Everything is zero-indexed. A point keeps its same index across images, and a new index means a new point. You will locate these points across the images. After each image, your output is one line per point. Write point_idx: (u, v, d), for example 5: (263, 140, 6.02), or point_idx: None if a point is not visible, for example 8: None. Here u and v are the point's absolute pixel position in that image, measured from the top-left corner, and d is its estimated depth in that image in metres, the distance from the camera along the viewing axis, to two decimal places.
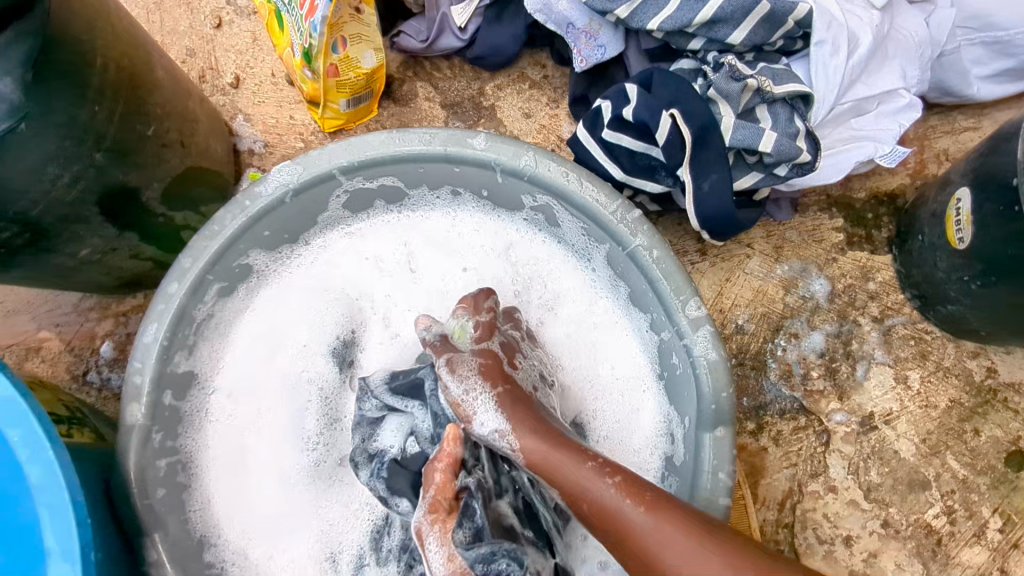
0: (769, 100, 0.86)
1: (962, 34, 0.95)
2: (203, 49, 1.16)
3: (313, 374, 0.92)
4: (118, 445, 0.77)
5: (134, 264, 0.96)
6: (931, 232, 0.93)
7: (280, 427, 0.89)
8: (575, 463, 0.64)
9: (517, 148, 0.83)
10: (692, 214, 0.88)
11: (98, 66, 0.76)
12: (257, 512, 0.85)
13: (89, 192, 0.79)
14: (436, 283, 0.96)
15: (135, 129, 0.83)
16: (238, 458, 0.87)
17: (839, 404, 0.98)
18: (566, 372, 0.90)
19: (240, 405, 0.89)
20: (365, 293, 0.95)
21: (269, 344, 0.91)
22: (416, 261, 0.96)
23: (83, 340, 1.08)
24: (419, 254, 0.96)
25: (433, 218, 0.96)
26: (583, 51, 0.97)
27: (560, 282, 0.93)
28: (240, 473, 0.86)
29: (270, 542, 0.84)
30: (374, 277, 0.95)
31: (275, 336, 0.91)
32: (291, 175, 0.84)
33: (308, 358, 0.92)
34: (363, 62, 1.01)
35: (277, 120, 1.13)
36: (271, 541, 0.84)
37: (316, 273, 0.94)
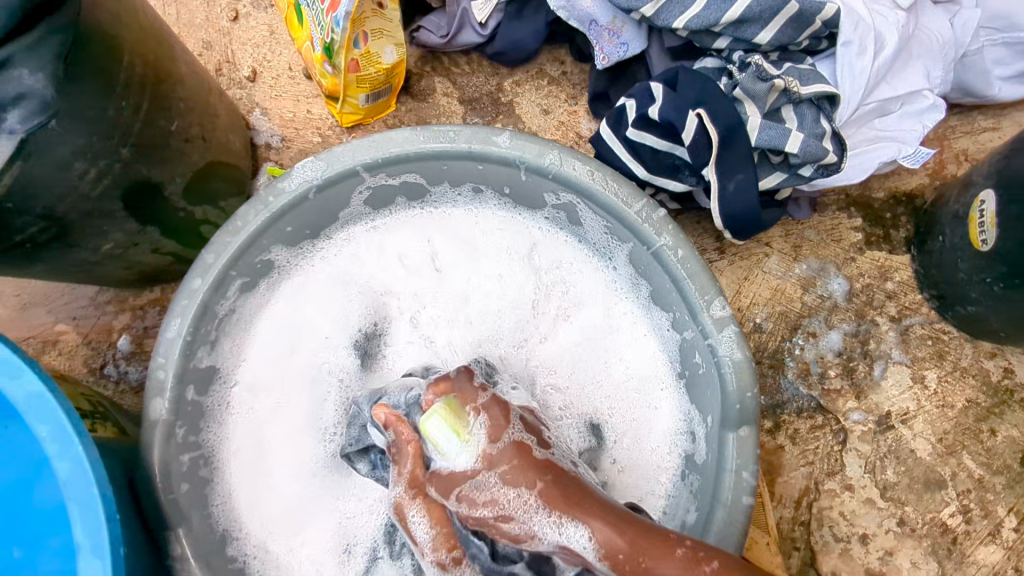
0: (796, 100, 0.86)
1: (986, 34, 0.95)
2: (220, 42, 1.15)
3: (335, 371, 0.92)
4: (143, 440, 0.78)
5: (154, 259, 0.95)
6: (953, 233, 0.93)
7: (301, 422, 0.90)
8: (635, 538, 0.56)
9: (542, 146, 0.83)
10: (716, 213, 0.88)
11: (124, 61, 0.76)
12: (277, 505, 0.85)
13: (113, 186, 0.79)
14: (459, 278, 0.95)
15: (159, 124, 0.83)
16: (259, 452, 0.87)
17: (856, 403, 0.99)
18: (587, 372, 0.89)
19: (260, 399, 0.89)
20: (393, 285, 0.95)
21: (290, 339, 0.91)
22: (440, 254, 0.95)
23: (100, 333, 1.08)
24: (441, 251, 0.95)
25: (455, 214, 0.96)
26: (605, 48, 0.97)
27: (582, 281, 0.93)
28: (262, 465, 0.87)
29: (291, 531, 0.85)
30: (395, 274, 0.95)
31: (296, 331, 0.91)
32: (315, 171, 0.84)
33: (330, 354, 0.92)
34: (384, 57, 1.00)
35: (295, 114, 1.13)
36: (290, 533, 0.85)
37: (337, 269, 0.94)
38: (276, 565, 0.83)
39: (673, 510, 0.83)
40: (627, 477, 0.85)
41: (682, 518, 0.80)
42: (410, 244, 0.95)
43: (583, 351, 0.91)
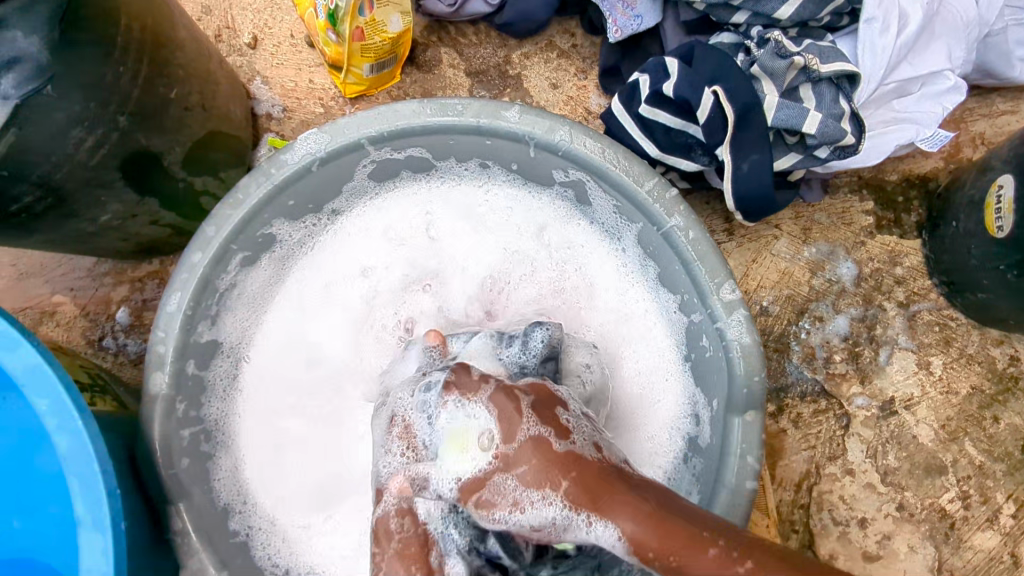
0: (814, 79, 0.84)
1: (1010, 14, 0.92)
2: (219, 6, 1.12)
3: (345, 353, 0.92)
4: (143, 414, 0.77)
5: (153, 230, 0.93)
6: (967, 218, 0.92)
7: (306, 395, 0.90)
8: (676, 509, 0.58)
9: (552, 122, 0.81)
10: (729, 194, 0.86)
11: (122, 25, 0.73)
12: (291, 484, 0.86)
13: (111, 156, 0.77)
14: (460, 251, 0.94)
15: (159, 93, 0.81)
16: (272, 431, 0.88)
17: (860, 388, 0.98)
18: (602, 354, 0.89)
19: (269, 379, 0.89)
20: (392, 260, 0.93)
21: (300, 322, 0.91)
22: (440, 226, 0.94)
23: (98, 305, 1.07)
24: (450, 230, 0.94)
25: (464, 194, 0.94)
26: (618, 20, 0.95)
27: (594, 264, 0.91)
28: (276, 445, 0.87)
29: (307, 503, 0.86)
30: (398, 253, 0.93)
31: (307, 313, 0.91)
32: (319, 143, 0.82)
33: (336, 337, 0.92)
34: (390, 26, 0.97)
35: (296, 84, 1.10)
36: (305, 512, 0.85)
37: (341, 249, 0.93)
38: (284, 538, 0.84)
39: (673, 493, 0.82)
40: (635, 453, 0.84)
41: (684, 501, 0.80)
42: (414, 222, 0.94)
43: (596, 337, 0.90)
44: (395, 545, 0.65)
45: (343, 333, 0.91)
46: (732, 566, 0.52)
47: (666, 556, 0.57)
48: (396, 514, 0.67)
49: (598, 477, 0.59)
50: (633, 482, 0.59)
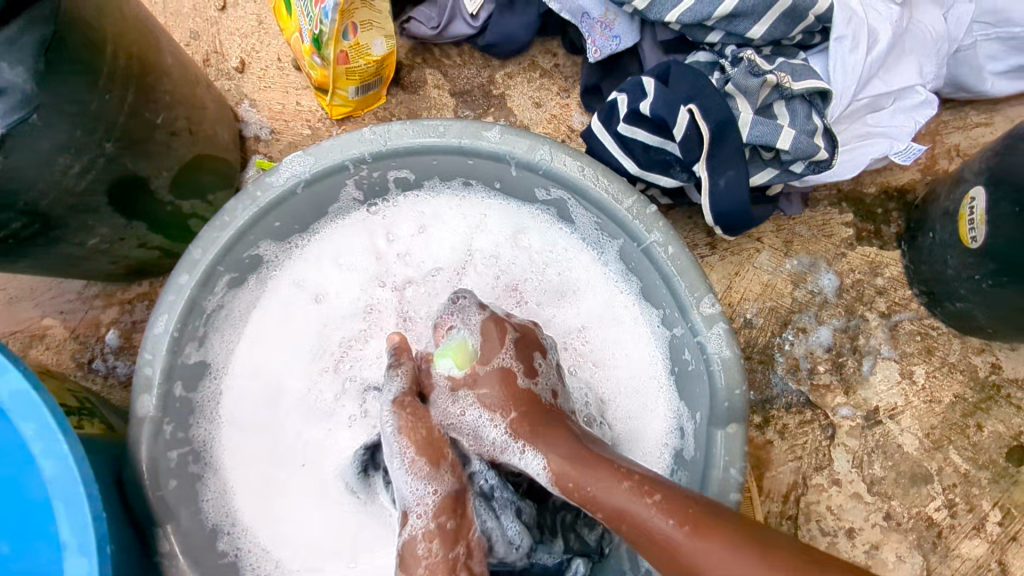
0: (788, 96, 0.86)
1: (980, 29, 0.95)
2: (208, 32, 1.14)
3: (313, 381, 0.92)
4: (131, 437, 0.78)
5: (141, 253, 0.94)
6: (944, 229, 0.93)
7: (284, 420, 0.91)
8: (611, 483, 0.66)
9: (532, 141, 0.82)
10: (706, 209, 0.87)
11: (107, 54, 0.75)
12: (287, 514, 0.87)
13: (98, 181, 0.79)
14: (431, 266, 0.96)
15: (145, 118, 0.82)
16: (257, 466, 0.88)
17: (845, 398, 0.99)
18: (586, 355, 0.91)
19: (243, 410, 0.89)
20: (360, 282, 0.95)
21: (269, 348, 0.92)
22: (401, 242, 0.96)
23: (87, 327, 1.07)
24: (404, 245, 0.96)
25: (414, 212, 0.96)
26: (597, 41, 0.97)
27: (578, 264, 0.93)
28: (265, 477, 0.88)
29: (295, 524, 0.87)
30: (364, 275, 0.95)
31: (274, 346, 0.92)
32: (303, 166, 0.83)
33: (315, 364, 0.93)
34: (374, 49, 0.99)
35: (283, 106, 1.12)
36: (296, 529, 0.87)
37: (310, 271, 0.94)
38: (275, 557, 0.85)
39: None
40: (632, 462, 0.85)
41: None
42: (372, 248, 0.95)
43: (584, 339, 0.92)
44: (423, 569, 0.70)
45: (314, 355, 0.93)
46: (640, 498, 0.64)
47: (617, 517, 0.65)
48: (426, 537, 0.71)
49: (540, 418, 0.75)
50: (581, 458, 0.69)
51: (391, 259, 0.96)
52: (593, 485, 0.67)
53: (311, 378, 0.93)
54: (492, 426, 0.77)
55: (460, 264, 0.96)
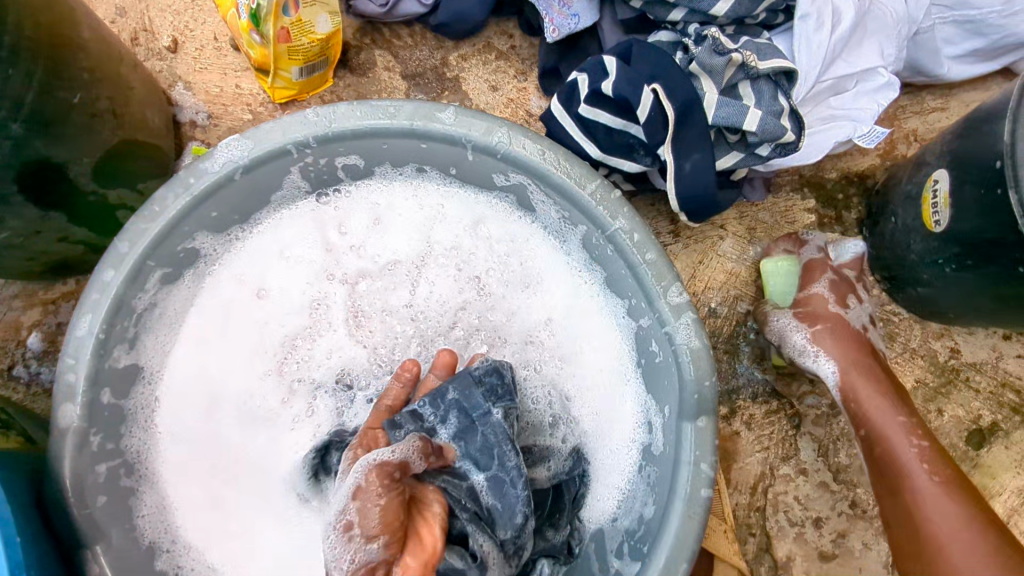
0: (753, 76, 0.82)
1: (937, 12, 0.94)
2: (136, 8, 1.05)
3: (259, 386, 0.86)
4: (52, 450, 0.71)
5: (62, 248, 0.86)
6: (906, 214, 0.92)
7: (228, 426, 0.84)
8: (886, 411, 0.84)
9: (490, 124, 0.77)
10: (672, 195, 0.84)
11: (10, 24, 0.67)
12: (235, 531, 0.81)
13: (6, 167, 0.71)
14: (386, 256, 0.90)
15: (60, 98, 0.74)
16: (198, 482, 0.81)
17: (811, 387, 0.98)
18: (551, 348, 0.87)
19: (182, 417, 0.82)
20: (309, 275, 0.89)
21: (209, 349, 0.85)
22: (353, 233, 0.90)
23: (5, 331, 0.98)
24: (357, 237, 0.90)
25: (367, 202, 0.90)
26: (555, 20, 0.92)
27: (541, 252, 0.89)
28: (210, 491, 0.81)
29: (243, 538, 0.81)
30: (312, 268, 0.89)
31: (215, 348, 0.85)
32: (241, 150, 0.77)
33: (260, 366, 0.86)
34: (318, 27, 0.92)
35: (221, 89, 1.04)
36: (244, 543, 0.80)
37: (254, 266, 0.87)
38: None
39: (628, 504, 0.80)
40: (600, 459, 0.82)
41: (639, 511, 0.78)
42: (319, 240, 0.89)
43: (550, 331, 0.87)
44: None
45: (259, 355, 0.86)
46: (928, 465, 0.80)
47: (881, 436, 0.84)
48: None
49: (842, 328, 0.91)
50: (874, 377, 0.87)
51: (343, 252, 0.89)
52: (871, 413, 0.85)
53: (257, 381, 0.86)
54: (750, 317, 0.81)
55: (416, 256, 0.90)
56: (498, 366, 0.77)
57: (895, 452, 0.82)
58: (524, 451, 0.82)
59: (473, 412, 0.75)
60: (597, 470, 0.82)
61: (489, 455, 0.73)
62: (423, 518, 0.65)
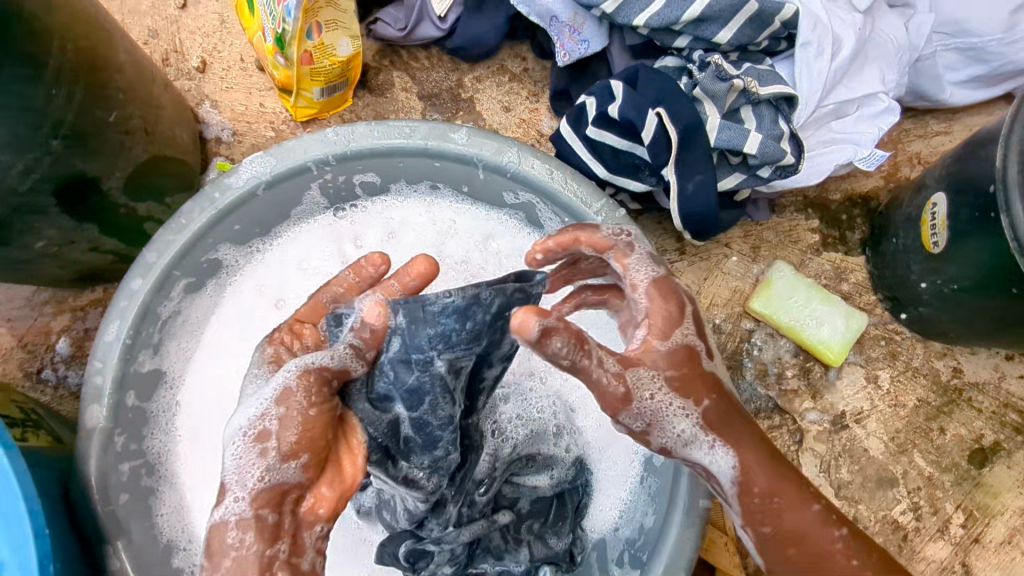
0: (754, 101, 0.86)
1: (939, 40, 0.97)
2: (167, 30, 1.10)
3: None
4: (78, 449, 0.75)
5: (93, 257, 0.91)
6: (906, 235, 0.94)
7: None
8: (803, 506, 0.63)
9: (500, 144, 0.81)
10: (675, 213, 0.87)
11: (54, 48, 0.71)
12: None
13: (45, 181, 0.75)
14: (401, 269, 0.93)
15: (96, 117, 0.79)
16: (217, 483, 0.84)
17: (812, 403, 1.00)
18: None
19: (200, 422, 0.85)
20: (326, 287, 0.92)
21: (227, 358, 0.87)
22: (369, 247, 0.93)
23: (36, 335, 1.02)
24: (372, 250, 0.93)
25: (383, 217, 0.93)
26: (566, 45, 0.96)
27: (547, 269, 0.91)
28: (226, 494, 0.84)
29: None
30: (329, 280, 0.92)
31: (234, 357, 0.88)
32: (264, 167, 0.81)
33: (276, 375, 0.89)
34: (339, 50, 0.96)
35: (246, 107, 1.09)
36: None
37: (272, 277, 0.90)
38: None
39: (631, 513, 0.83)
40: (604, 468, 0.85)
41: (641, 520, 0.81)
42: (335, 252, 0.92)
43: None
44: (228, 565, 0.54)
45: None
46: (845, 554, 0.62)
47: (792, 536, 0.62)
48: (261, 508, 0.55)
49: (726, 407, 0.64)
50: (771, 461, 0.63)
51: None
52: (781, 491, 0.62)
53: None
54: (685, 419, 0.62)
55: None
56: (474, 299, 0.67)
57: (794, 527, 0.62)
58: (526, 459, 0.82)
59: (414, 357, 0.67)
60: (601, 480, 0.85)
61: (419, 398, 0.68)
62: (347, 445, 0.62)
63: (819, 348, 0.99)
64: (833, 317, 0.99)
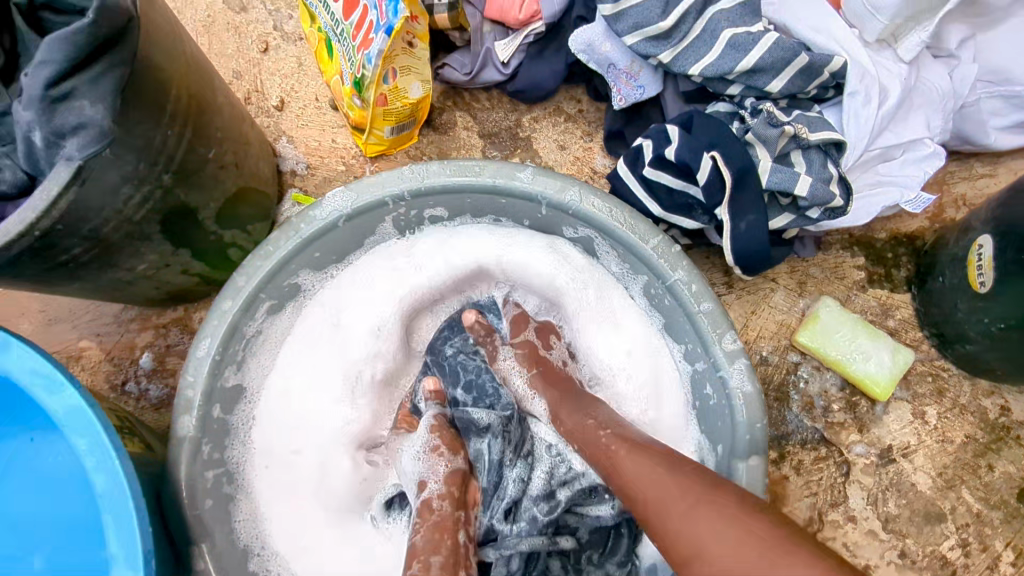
0: (804, 145, 0.91)
1: (983, 87, 1.00)
2: (250, 72, 1.20)
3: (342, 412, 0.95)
4: (170, 455, 0.81)
5: (183, 279, 0.99)
6: (953, 274, 0.97)
7: (313, 447, 0.94)
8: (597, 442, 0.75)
9: (563, 183, 0.87)
10: (727, 251, 0.91)
11: (172, 94, 0.80)
12: (329, 533, 0.90)
13: (153, 211, 0.84)
14: None
15: (199, 154, 0.88)
16: (289, 493, 0.91)
17: (858, 436, 1.02)
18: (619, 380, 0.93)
19: (272, 437, 0.92)
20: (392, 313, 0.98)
21: (299, 378, 0.94)
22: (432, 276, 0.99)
23: (122, 350, 1.11)
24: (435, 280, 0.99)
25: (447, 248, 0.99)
26: (623, 90, 1.02)
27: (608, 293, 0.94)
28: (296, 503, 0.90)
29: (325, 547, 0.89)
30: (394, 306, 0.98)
31: (304, 377, 0.95)
32: (345, 201, 0.88)
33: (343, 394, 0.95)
34: (411, 93, 1.04)
35: (320, 143, 1.17)
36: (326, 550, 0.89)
37: (342, 302, 0.97)
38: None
39: None
40: None
41: None
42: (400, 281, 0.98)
43: (624, 365, 0.93)
44: (433, 520, 0.79)
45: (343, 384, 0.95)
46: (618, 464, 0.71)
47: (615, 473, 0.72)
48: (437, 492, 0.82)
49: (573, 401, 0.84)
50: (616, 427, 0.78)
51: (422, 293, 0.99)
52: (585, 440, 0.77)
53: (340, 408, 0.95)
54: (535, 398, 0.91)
55: None
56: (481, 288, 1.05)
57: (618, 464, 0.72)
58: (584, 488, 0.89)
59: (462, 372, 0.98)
60: None
61: (457, 375, 0.98)
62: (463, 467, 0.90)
63: (866, 381, 1.01)
64: (879, 351, 1.02)
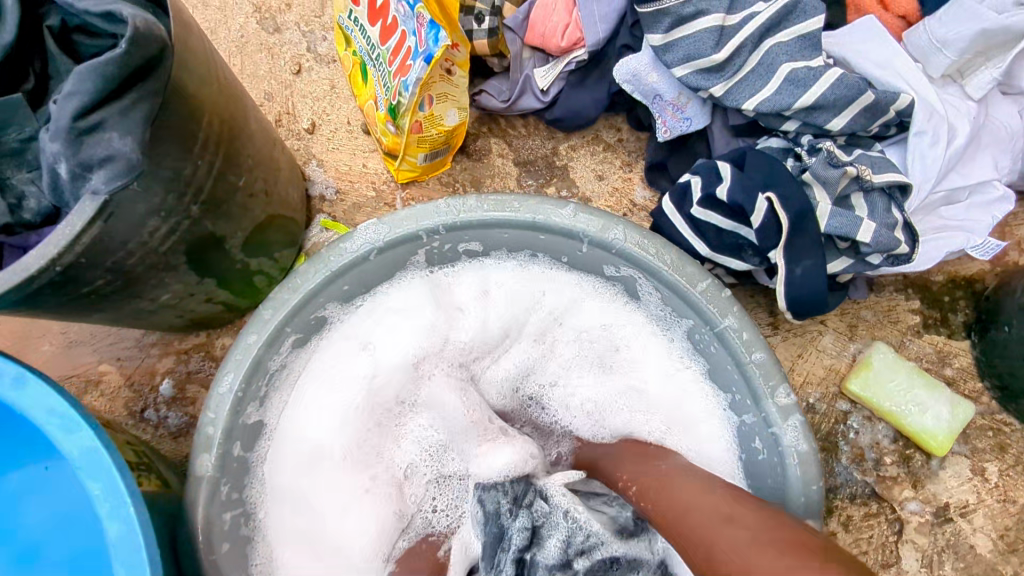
0: (867, 188, 0.86)
1: None
2: (281, 94, 1.18)
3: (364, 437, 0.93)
4: (187, 496, 0.77)
5: (206, 308, 0.96)
6: (1020, 325, 0.91)
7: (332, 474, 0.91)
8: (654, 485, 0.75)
9: (607, 221, 0.83)
10: (782, 296, 0.86)
11: (204, 122, 0.77)
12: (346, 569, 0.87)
13: (180, 242, 0.81)
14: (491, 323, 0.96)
15: (229, 182, 0.85)
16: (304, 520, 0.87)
17: (913, 492, 0.96)
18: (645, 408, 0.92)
19: (290, 466, 0.88)
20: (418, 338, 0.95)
21: (321, 405, 0.91)
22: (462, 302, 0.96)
23: (142, 375, 1.08)
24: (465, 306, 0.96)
25: (478, 278, 0.95)
26: (668, 122, 0.99)
27: (638, 334, 0.92)
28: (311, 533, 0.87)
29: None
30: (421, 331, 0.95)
31: (326, 405, 0.91)
32: (378, 234, 0.84)
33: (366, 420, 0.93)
34: (447, 120, 1.01)
35: (350, 167, 1.14)
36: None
37: (368, 329, 0.93)
38: None
39: None
40: None
41: None
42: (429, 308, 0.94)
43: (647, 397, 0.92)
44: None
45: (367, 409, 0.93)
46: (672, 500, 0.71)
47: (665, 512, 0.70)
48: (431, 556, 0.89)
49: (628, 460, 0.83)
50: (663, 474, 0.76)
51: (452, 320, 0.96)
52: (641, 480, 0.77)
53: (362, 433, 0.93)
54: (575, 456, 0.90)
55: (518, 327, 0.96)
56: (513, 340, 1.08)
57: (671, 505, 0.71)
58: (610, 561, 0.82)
59: None
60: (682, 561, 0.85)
61: None
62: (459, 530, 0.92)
63: (922, 435, 0.95)
64: (937, 404, 0.96)
